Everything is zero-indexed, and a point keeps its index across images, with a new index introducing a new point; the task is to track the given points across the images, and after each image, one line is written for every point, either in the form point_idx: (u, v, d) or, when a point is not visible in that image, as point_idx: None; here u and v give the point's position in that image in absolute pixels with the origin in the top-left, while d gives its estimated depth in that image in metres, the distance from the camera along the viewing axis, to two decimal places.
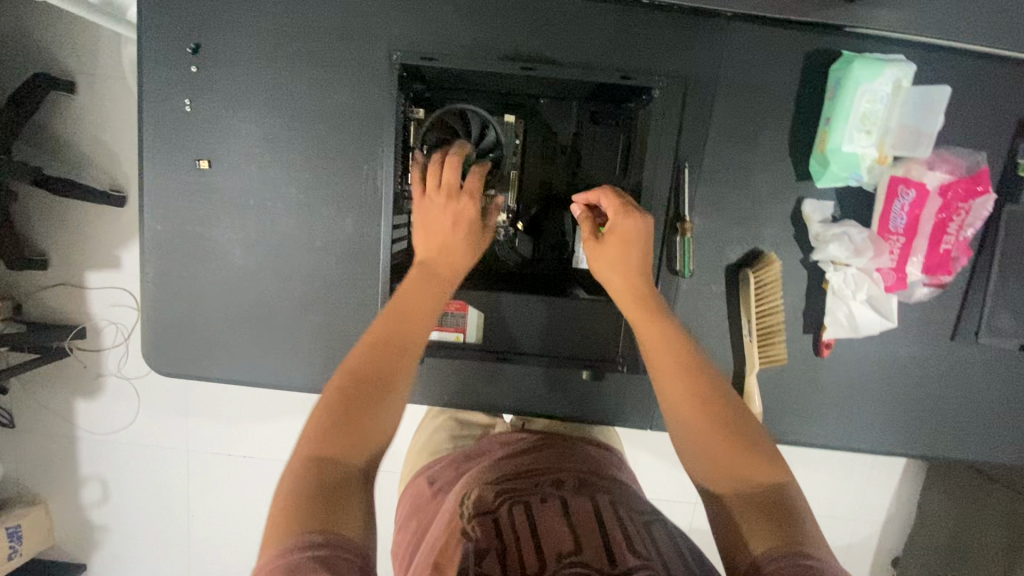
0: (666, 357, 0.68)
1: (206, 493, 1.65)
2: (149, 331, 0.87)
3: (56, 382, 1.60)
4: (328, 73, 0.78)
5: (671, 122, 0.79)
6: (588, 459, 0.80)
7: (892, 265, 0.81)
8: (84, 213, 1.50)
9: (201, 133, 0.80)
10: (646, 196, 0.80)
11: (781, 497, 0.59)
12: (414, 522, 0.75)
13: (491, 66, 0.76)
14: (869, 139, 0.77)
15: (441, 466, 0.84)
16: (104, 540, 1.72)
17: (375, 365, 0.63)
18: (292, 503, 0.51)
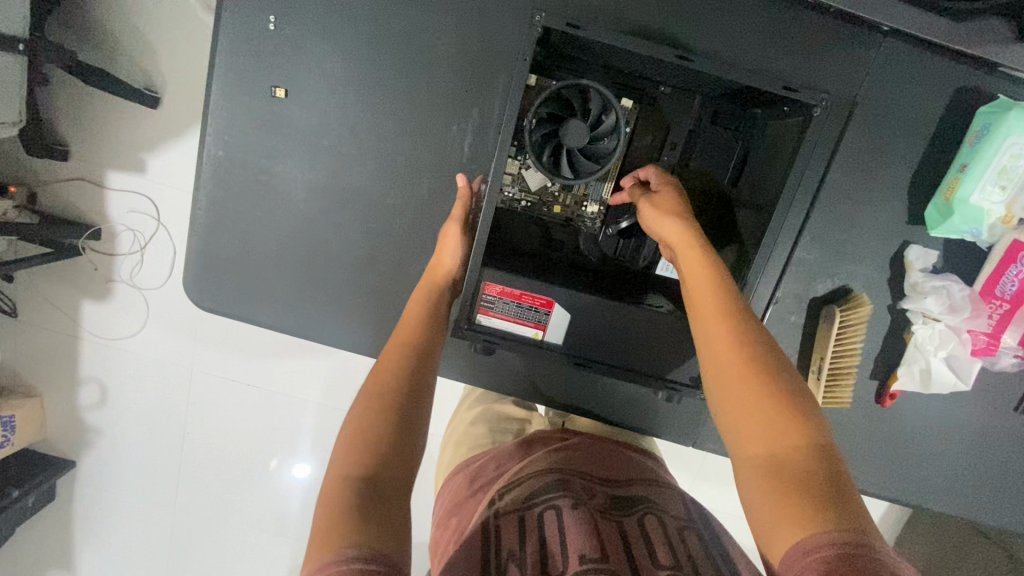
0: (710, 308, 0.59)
1: (205, 415, 1.62)
2: (189, 262, 0.81)
3: (67, 279, 1.57)
4: (434, 14, 0.70)
5: (823, 143, 0.68)
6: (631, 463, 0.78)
7: (986, 329, 0.77)
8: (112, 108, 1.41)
9: (282, 57, 0.72)
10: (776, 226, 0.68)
11: (830, 483, 0.49)
12: (449, 521, 0.71)
13: (640, 45, 0.63)
14: (1001, 195, 0.72)
15: (483, 461, 0.79)
16: (94, 444, 1.70)
17: (399, 376, 0.59)
18: (335, 506, 0.47)
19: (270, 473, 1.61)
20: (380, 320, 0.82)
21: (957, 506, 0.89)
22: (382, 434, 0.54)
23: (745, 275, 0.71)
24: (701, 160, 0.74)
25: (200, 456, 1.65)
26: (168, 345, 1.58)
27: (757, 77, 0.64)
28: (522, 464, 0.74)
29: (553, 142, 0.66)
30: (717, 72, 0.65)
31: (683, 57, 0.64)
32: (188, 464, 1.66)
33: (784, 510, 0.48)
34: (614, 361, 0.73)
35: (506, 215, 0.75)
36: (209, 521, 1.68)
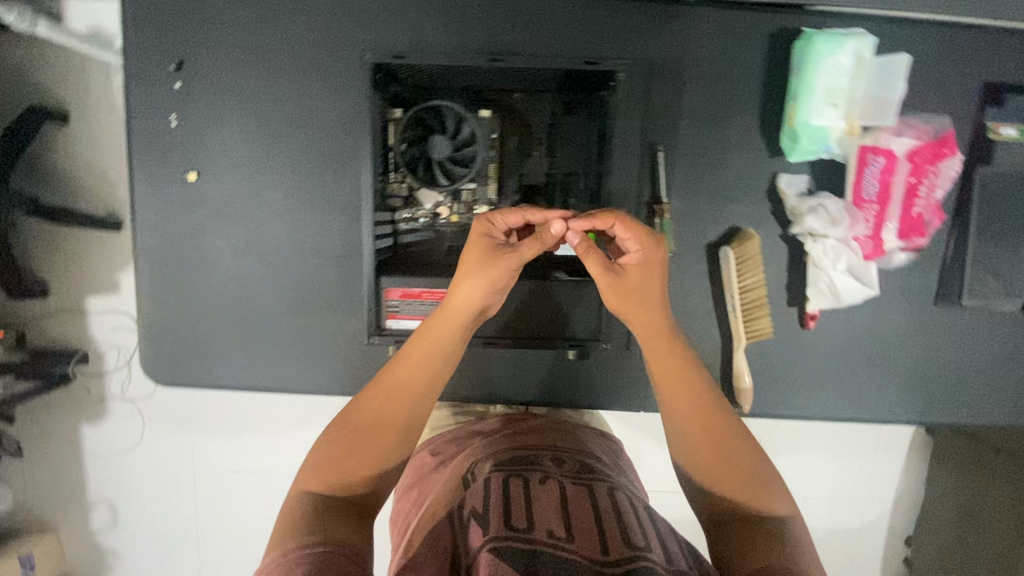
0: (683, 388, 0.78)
1: (214, 511, 1.66)
2: (144, 345, 0.89)
3: (64, 408, 1.65)
4: (307, 80, 0.80)
5: (638, 103, 0.80)
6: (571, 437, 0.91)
7: (868, 232, 0.83)
8: (80, 240, 1.55)
9: (188, 146, 0.83)
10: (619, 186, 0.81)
11: (780, 537, 0.70)
12: (409, 494, 0.89)
13: (461, 60, 0.77)
14: (837, 112, 0.79)
15: (439, 441, 0.97)
16: (115, 564, 1.74)
17: (387, 434, 0.75)
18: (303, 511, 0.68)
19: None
20: (324, 357, 0.89)
21: (909, 408, 0.92)
22: (357, 467, 0.73)
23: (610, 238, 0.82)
24: (565, 147, 0.84)
25: (217, 552, 1.69)
26: (166, 449, 1.64)
27: (562, 61, 0.77)
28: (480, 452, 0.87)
29: (424, 160, 0.75)
30: (537, 62, 0.77)
31: (495, 58, 0.77)
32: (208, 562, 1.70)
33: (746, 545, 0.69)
34: (515, 335, 0.88)
35: (410, 236, 0.87)
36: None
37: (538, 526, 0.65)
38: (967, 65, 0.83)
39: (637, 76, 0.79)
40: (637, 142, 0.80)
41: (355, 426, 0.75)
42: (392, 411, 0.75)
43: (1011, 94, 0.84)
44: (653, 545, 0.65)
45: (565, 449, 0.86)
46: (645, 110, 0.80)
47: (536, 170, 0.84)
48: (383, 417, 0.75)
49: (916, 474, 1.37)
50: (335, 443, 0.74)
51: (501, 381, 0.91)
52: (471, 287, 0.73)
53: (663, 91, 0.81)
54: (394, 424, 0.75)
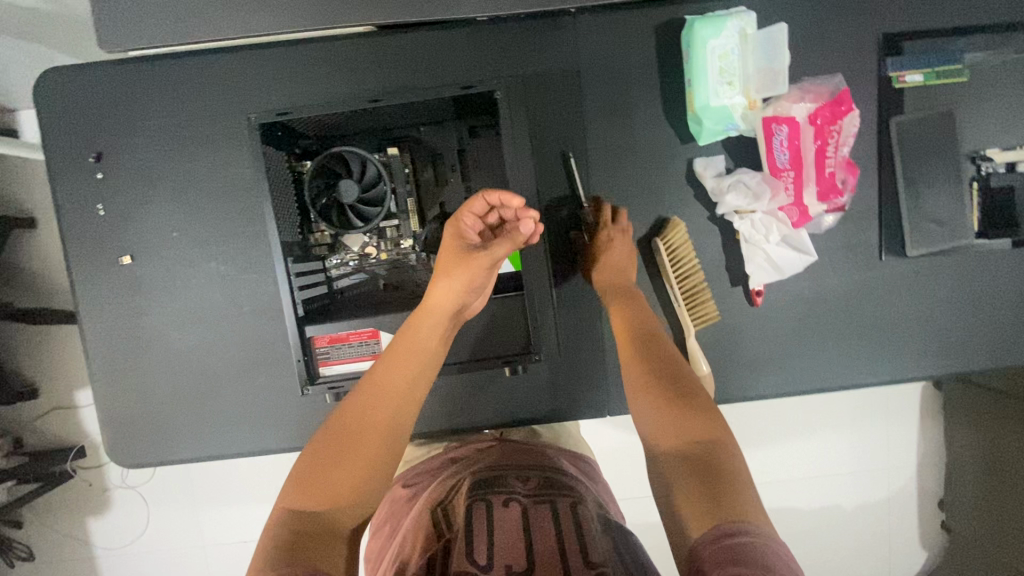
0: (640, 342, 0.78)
1: None
2: (106, 432, 0.90)
3: (69, 505, 1.66)
4: (220, 150, 0.83)
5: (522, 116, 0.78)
6: (545, 456, 0.84)
7: (791, 200, 0.83)
8: (62, 336, 1.60)
9: (118, 231, 0.85)
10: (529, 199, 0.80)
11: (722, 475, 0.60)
12: (382, 528, 0.80)
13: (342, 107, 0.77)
14: (733, 90, 0.81)
15: (415, 469, 0.89)
16: None
17: (371, 451, 0.71)
18: (277, 540, 0.61)
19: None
20: (281, 415, 0.89)
21: (878, 368, 0.90)
22: (343, 488, 0.68)
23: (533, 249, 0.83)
24: (479, 168, 0.85)
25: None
26: (173, 531, 1.64)
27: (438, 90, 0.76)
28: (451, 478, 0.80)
29: (336, 205, 0.77)
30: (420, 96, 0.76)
31: (375, 101, 0.77)
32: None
33: (687, 494, 0.60)
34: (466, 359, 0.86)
35: (344, 280, 0.87)
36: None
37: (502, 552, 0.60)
38: (856, 22, 0.84)
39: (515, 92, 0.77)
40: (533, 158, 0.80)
41: (340, 436, 0.71)
42: (379, 418, 0.73)
43: (907, 41, 0.85)
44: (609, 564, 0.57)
45: (541, 465, 0.80)
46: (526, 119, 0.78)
47: (454, 196, 0.85)
48: (370, 424, 0.72)
49: (930, 432, 1.33)
50: (320, 452, 0.70)
51: (464, 406, 0.91)
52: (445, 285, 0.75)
53: (562, 100, 0.84)
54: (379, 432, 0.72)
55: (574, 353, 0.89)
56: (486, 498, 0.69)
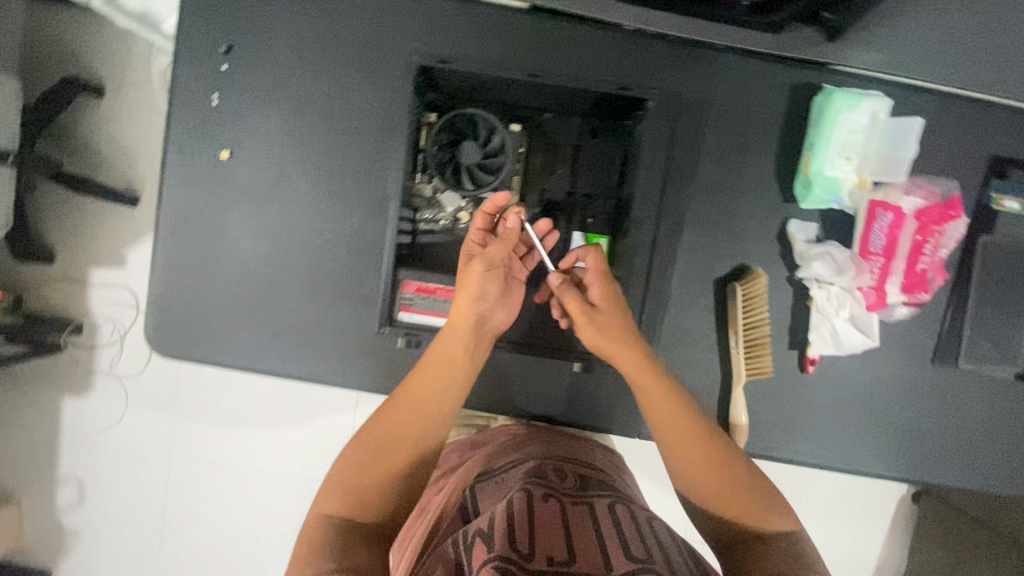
0: (699, 427, 0.79)
1: (188, 501, 1.64)
2: (148, 314, 0.89)
3: (48, 377, 1.63)
4: (349, 77, 0.84)
5: (664, 132, 0.80)
6: (577, 449, 0.90)
7: (872, 283, 0.85)
8: (94, 211, 1.57)
9: (224, 125, 0.85)
10: (643, 212, 0.81)
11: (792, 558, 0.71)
12: (421, 507, 0.87)
13: (498, 73, 0.80)
14: (849, 166, 0.83)
15: (447, 456, 0.97)
16: (76, 545, 1.70)
17: (389, 459, 0.76)
18: (325, 535, 0.70)
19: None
20: (325, 347, 0.88)
21: (899, 464, 0.93)
22: (370, 491, 0.74)
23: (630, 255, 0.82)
24: (586, 169, 0.86)
25: (178, 547, 1.66)
26: (147, 432, 1.62)
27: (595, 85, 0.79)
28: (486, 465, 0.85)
29: (452, 163, 0.77)
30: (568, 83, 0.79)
31: (532, 75, 0.80)
32: (166, 557, 1.67)
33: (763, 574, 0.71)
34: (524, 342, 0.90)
35: (430, 237, 0.88)
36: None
37: (540, 537, 0.63)
38: (975, 137, 0.87)
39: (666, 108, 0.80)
40: (659, 171, 0.80)
41: (364, 449, 0.77)
42: (398, 427, 0.78)
43: (1016, 168, 0.88)
44: (653, 556, 0.63)
45: (573, 460, 0.86)
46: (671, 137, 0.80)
47: (557, 188, 0.86)
48: (387, 438, 0.77)
49: (903, 541, 1.35)
50: (346, 468, 0.76)
51: (505, 391, 0.91)
52: (464, 304, 0.78)
53: (688, 126, 0.85)
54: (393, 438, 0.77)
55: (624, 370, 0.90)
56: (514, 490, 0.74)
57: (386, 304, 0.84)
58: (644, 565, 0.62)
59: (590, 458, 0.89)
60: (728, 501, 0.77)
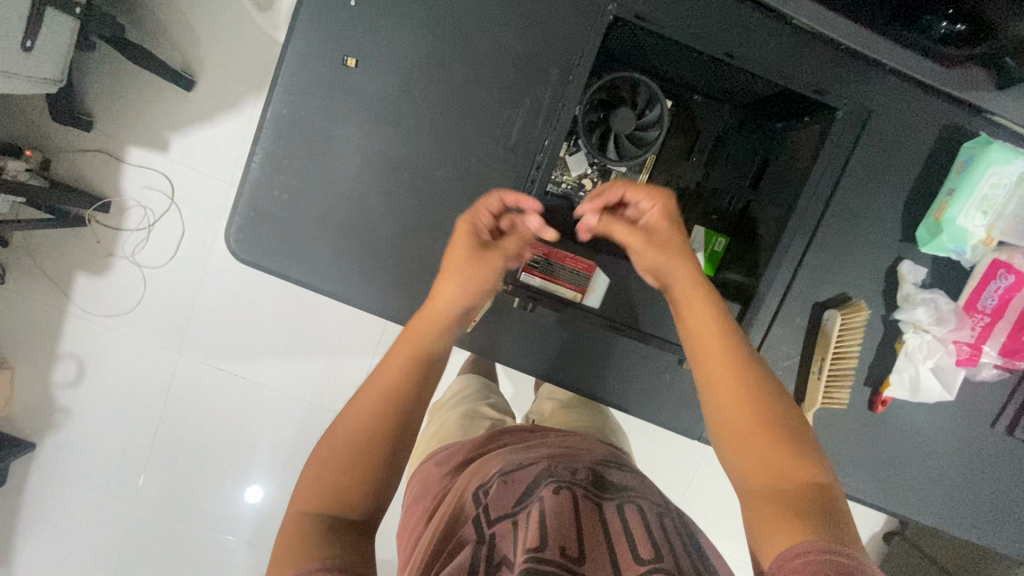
0: (715, 345, 0.71)
1: (192, 403, 1.60)
2: (233, 214, 0.83)
3: (68, 248, 1.55)
4: (502, 10, 0.78)
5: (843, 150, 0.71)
6: (589, 442, 0.80)
7: (970, 340, 0.86)
8: (144, 85, 1.45)
9: (357, 30, 0.79)
10: (791, 229, 0.72)
11: (826, 510, 0.60)
12: (417, 503, 0.75)
13: (685, 38, 0.70)
14: (983, 220, 0.81)
15: (450, 450, 0.82)
16: (62, 425, 1.62)
17: (368, 433, 0.67)
18: (301, 536, 0.59)
19: (225, 490, 1.62)
20: (411, 288, 0.86)
21: (947, 522, 0.93)
22: (343, 481, 0.64)
23: (763, 266, 0.74)
24: (723, 163, 0.84)
25: (168, 449, 1.61)
26: (162, 326, 1.58)
27: (790, 80, 0.71)
28: (493, 455, 0.75)
29: (603, 127, 0.74)
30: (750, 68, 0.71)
31: (728, 57, 0.70)
32: (152, 458, 1.62)
33: (787, 521, 0.59)
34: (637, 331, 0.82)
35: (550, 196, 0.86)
36: (163, 521, 1.62)
37: (555, 543, 0.56)
38: None
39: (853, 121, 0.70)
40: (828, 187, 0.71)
41: (333, 439, 0.67)
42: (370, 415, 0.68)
43: None
44: (664, 555, 0.57)
45: (582, 450, 0.76)
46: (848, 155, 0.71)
47: (688, 176, 0.83)
48: (360, 415, 0.68)
49: None
50: (319, 464, 0.65)
51: (584, 376, 0.87)
52: (456, 285, 0.75)
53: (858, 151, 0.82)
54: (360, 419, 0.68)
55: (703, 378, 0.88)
56: (520, 486, 0.65)
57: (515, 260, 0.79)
58: (653, 566, 0.56)
59: (609, 458, 0.77)
60: (766, 449, 0.65)
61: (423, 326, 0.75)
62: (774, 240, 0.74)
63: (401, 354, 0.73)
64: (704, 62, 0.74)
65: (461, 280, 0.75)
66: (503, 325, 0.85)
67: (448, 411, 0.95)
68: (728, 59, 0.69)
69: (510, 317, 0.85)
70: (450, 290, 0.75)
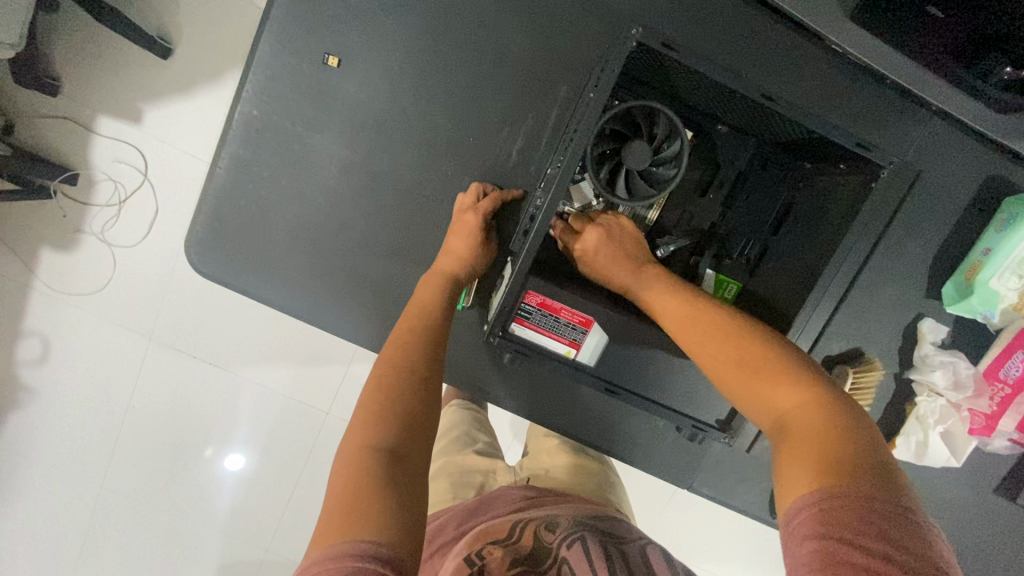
0: (676, 306, 0.64)
1: (163, 401, 1.42)
2: (198, 221, 0.74)
3: (27, 221, 1.33)
4: (507, 13, 0.68)
5: (886, 209, 0.65)
6: (590, 504, 0.74)
7: (987, 410, 0.79)
8: (112, 42, 1.23)
9: (340, 25, 0.69)
10: (818, 289, 0.66)
11: (836, 433, 0.49)
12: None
13: (720, 76, 0.61)
14: (1016, 283, 0.73)
15: (444, 518, 0.74)
16: (14, 420, 1.42)
17: (409, 381, 0.59)
18: (358, 477, 0.49)
19: (197, 479, 1.44)
20: (390, 315, 0.78)
21: None
22: (394, 422, 0.54)
23: (783, 323, 0.69)
24: (744, 202, 0.75)
25: (139, 446, 1.43)
26: (133, 313, 1.37)
27: (835, 131, 0.62)
28: (490, 522, 0.67)
29: (614, 162, 0.66)
30: (791, 116, 0.62)
31: (766, 97, 0.62)
32: (121, 453, 1.43)
33: (798, 463, 0.48)
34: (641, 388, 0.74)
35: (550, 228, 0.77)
36: (133, 519, 1.46)
37: None
38: None
39: (901, 179, 0.63)
40: (866, 247, 0.65)
41: (384, 384, 0.58)
42: (407, 362, 0.61)
43: None
44: None
45: (587, 513, 0.70)
46: (892, 214, 0.65)
47: (704, 215, 0.75)
48: (401, 362, 0.61)
49: None
50: (388, 408, 0.55)
51: (574, 419, 0.82)
52: (461, 253, 0.70)
53: (906, 203, 0.75)
54: (414, 370, 0.60)
55: (700, 441, 0.81)
56: (520, 552, 0.59)
57: (504, 311, 0.67)
58: None
59: (617, 521, 0.70)
60: (760, 395, 0.56)
61: (431, 295, 0.68)
62: (799, 299, 0.67)
63: (419, 322, 0.66)
64: (736, 98, 0.66)
65: (467, 248, 0.70)
66: (489, 363, 0.78)
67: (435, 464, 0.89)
68: (768, 104, 0.60)
69: (495, 354, 0.78)
70: (466, 256, 0.70)
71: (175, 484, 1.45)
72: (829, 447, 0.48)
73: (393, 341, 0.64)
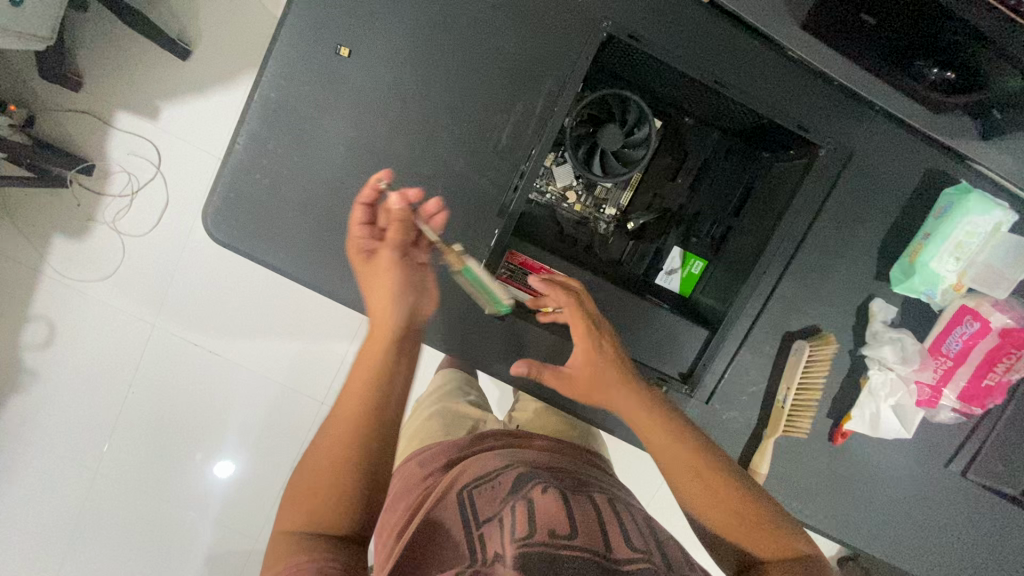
0: (641, 418, 0.74)
1: (163, 384, 1.47)
2: (216, 193, 0.82)
3: (42, 208, 1.40)
4: (500, 14, 0.78)
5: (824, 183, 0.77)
6: (576, 454, 0.83)
7: (931, 381, 0.87)
8: (135, 43, 1.32)
9: (352, 20, 0.78)
10: (770, 250, 0.77)
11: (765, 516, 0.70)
12: (406, 502, 0.75)
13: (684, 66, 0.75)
14: (955, 265, 0.82)
15: (435, 449, 0.83)
16: (16, 402, 1.46)
17: (365, 437, 0.65)
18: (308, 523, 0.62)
19: (191, 465, 1.48)
20: None
21: (908, 558, 0.92)
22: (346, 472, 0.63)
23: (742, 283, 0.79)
24: (705, 186, 0.89)
25: (137, 429, 1.47)
26: (139, 298, 1.43)
27: (779, 115, 0.76)
28: (480, 456, 0.77)
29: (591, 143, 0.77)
30: (742, 100, 0.76)
31: (718, 84, 0.77)
32: (119, 435, 1.47)
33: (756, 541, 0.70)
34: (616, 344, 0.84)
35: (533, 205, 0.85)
36: (126, 502, 1.49)
37: (540, 530, 0.59)
38: None
39: (836, 157, 0.76)
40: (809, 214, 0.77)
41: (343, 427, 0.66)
42: (354, 421, 0.66)
43: None
44: (649, 549, 0.64)
45: (572, 463, 0.79)
46: (832, 186, 0.77)
47: (672, 195, 0.88)
48: (350, 422, 0.66)
49: None
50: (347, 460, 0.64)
51: (552, 386, 0.87)
52: (379, 289, 0.71)
53: (844, 181, 0.83)
54: (368, 421, 0.65)
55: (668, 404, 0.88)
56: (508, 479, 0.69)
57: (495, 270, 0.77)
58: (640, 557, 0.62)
59: (592, 472, 0.79)
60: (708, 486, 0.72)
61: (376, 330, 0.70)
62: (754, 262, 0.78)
63: (366, 363, 0.69)
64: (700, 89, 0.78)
65: (386, 280, 0.71)
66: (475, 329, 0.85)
67: (431, 405, 0.96)
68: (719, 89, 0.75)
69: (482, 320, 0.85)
70: (403, 295, 0.70)
71: (168, 467, 1.48)
72: (763, 516, 0.71)
73: (352, 384, 0.69)
